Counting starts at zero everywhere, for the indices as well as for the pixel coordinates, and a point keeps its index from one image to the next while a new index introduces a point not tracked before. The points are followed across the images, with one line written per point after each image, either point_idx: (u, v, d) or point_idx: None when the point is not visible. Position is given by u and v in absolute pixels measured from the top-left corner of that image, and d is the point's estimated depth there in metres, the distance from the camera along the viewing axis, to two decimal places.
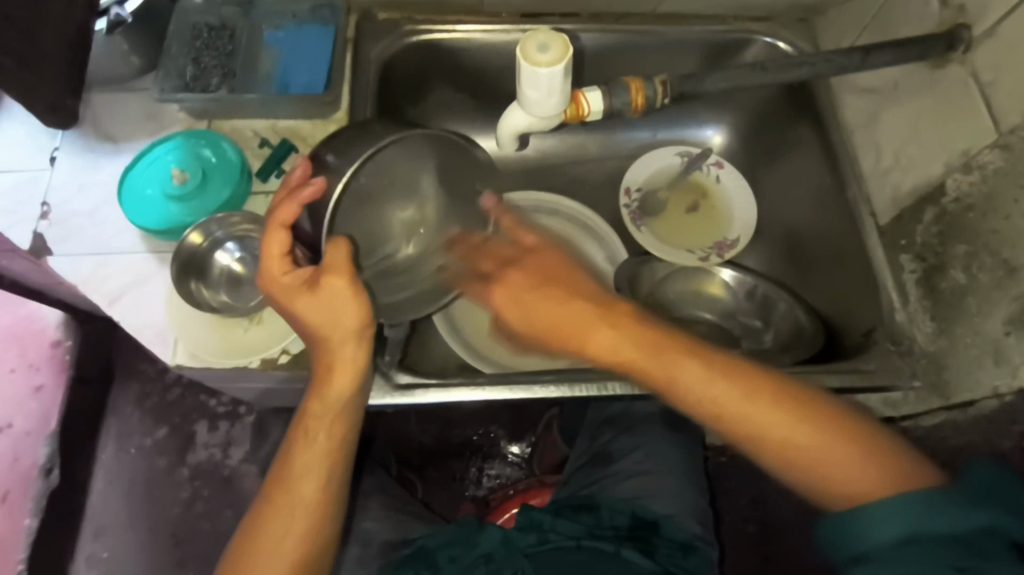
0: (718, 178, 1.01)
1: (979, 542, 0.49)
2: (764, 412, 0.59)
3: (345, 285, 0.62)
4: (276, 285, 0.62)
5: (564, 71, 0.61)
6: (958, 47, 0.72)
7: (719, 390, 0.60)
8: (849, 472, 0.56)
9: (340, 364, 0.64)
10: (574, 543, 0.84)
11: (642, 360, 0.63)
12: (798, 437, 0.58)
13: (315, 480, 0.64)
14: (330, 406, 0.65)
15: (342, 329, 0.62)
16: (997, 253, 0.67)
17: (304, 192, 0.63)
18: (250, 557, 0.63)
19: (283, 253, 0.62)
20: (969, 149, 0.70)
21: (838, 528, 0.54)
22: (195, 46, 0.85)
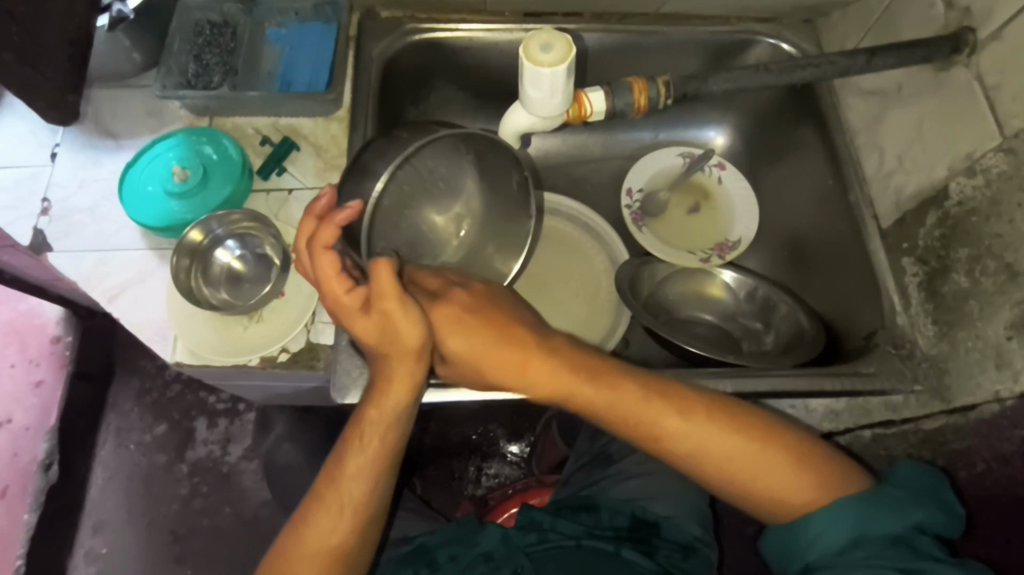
0: (720, 179, 1.01)
1: (911, 539, 0.58)
2: (709, 434, 0.64)
3: (402, 310, 0.60)
4: (336, 304, 0.61)
5: (567, 70, 0.61)
6: (963, 50, 0.71)
7: (676, 422, 0.64)
8: (792, 488, 0.62)
9: (398, 379, 0.64)
10: (574, 542, 0.84)
11: (581, 398, 0.66)
12: (744, 461, 0.63)
13: (363, 481, 0.65)
14: (385, 415, 0.65)
15: (401, 349, 0.62)
16: (1000, 257, 0.66)
17: (339, 215, 0.60)
18: (300, 557, 0.64)
19: (336, 276, 0.60)
20: (974, 153, 0.70)
21: (781, 542, 0.62)
22: (198, 43, 0.85)
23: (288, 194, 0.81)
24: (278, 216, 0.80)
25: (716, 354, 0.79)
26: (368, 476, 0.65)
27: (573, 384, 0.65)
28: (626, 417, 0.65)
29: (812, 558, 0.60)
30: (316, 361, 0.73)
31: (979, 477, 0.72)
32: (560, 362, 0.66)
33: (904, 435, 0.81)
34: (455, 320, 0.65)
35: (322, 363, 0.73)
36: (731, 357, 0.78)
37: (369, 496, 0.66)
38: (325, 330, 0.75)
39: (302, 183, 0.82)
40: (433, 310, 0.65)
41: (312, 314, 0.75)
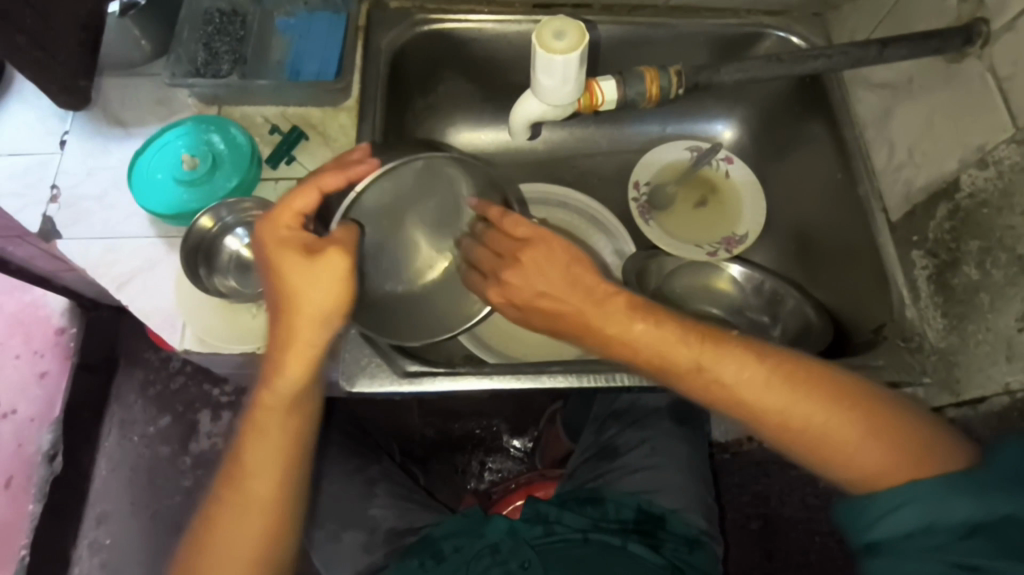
0: (727, 173, 1.01)
1: (1002, 528, 0.51)
2: (780, 395, 0.60)
3: (343, 268, 0.60)
4: (275, 236, 0.61)
5: (579, 58, 0.61)
6: (976, 41, 0.71)
7: (749, 376, 0.60)
8: (872, 458, 0.57)
9: (297, 346, 0.61)
10: (580, 535, 0.84)
11: (643, 343, 0.63)
12: (816, 423, 0.59)
13: (272, 476, 0.65)
14: (276, 398, 0.63)
15: (316, 304, 0.60)
16: (1012, 249, 0.66)
17: (354, 168, 0.66)
18: (206, 550, 0.65)
19: (300, 211, 0.62)
20: (986, 145, 0.69)
21: (851, 515, 0.57)
22: (207, 31, 0.84)
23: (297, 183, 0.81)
24: None
25: None
26: (278, 451, 0.65)
27: (646, 331, 0.63)
28: (692, 368, 0.62)
29: (876, 537, 0.55)
30: None
31: None
32: (640, 304, 0.65)
33: None
34: (539, 257, 0.66)
35: None
36: None
37: (279, 493, 0.65)
38: None
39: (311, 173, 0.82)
40: (524, 252, 0.66)
41: None
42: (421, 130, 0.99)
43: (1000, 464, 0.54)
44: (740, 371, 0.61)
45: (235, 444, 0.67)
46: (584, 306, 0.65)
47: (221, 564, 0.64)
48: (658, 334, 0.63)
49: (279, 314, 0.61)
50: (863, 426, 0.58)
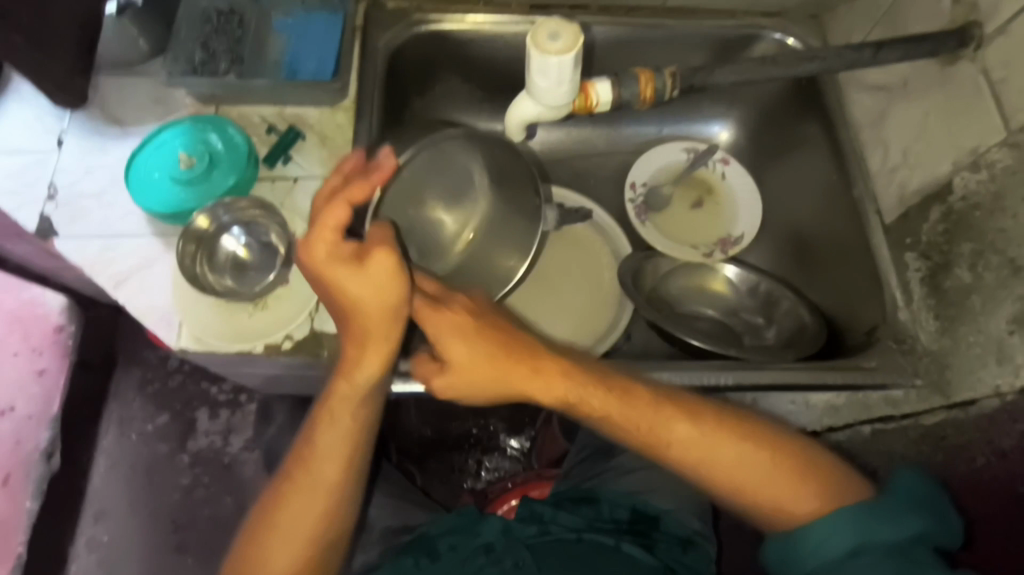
0: (723, 175, 1.01)
1: (911, 549, 0.57)
2: (716, 449, 0.65)
3: (398, 266, 0.62)
4: (324, 257, 0.61)
5: (574, 59, 0.61)
6: (970, 44, 0.71)
7: (684, 432, 0.66)
8: (790, 493, 0.63)
9: (370, 346, 0.65)
10: (575, 535, 0.84)
11: (594, 404, 0.67)
12: (729, 463, 0.65)
13: (334, 465, 0.67)
14: (354, 389, 0.66)
15: (380, 308, 0.62)
16: (1003, 252, 0.66)
17: (375, 175, 0.62)
18: (272, 537, 0.66)
19: (338, 227, 0.61)
20: (979, 147, 0.70)
21: (782, 553, 0.62)
22: (205, 31, 0.85)
23: (293, 182, 0.81)
24: (284, 205, 0.80)
25: (719, 348, 0.80)
26: (342, 443, 0.67)
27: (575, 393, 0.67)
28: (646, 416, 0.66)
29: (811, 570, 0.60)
30: (320, 348, 0.74)
31: (978, 471, 0.72)
32: (544, 365, 0.67)
33: (903, 431, 0.81)
34: (447, 322, 0.65)
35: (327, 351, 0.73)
36: (733, 351, 0.79)
37: (343, 480, 0.68)
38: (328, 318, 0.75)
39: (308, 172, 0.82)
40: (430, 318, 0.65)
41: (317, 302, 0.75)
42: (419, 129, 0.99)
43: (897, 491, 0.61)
44: (671, 426, 0.66)
45: (306, 425, 0.69)
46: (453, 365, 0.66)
47: (278, 551, 0.66)
48: (590, 393, 0.67)
49: (349, 322, 0.64)
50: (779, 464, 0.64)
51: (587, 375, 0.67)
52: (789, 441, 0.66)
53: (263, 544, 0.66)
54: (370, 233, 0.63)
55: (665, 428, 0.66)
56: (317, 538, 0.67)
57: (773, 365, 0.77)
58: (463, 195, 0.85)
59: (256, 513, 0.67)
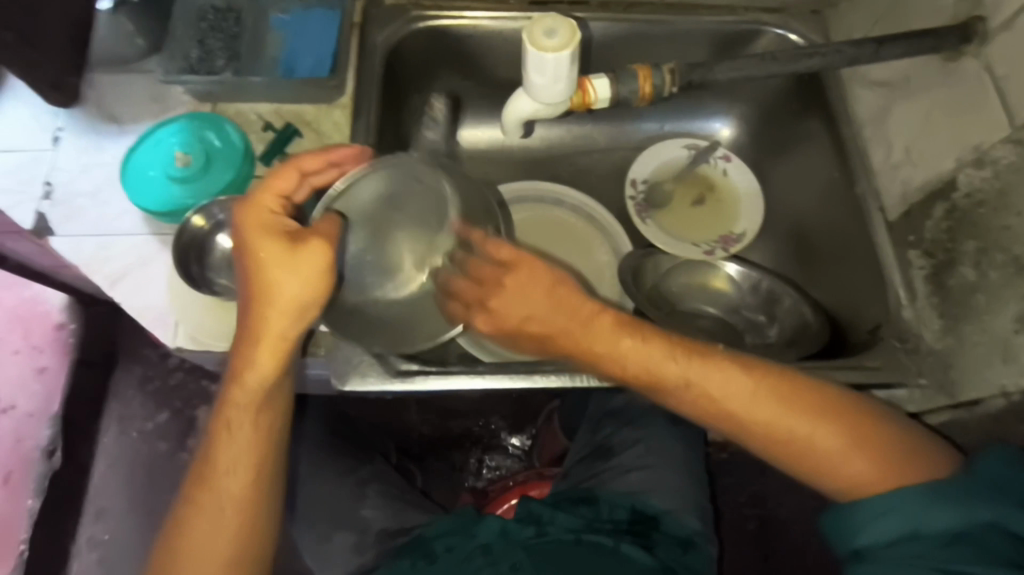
0: (725, 172, 1.00)
1: (969, 536, 0.58)
2: (761, 407, 0.64)
3: (323, 252, 0.61)
4: (256, 218, 0.62)
5: (570, 56, 0.60)
6: (974, 40, 0.70)
7: (734, 390, 0.65)
8: (854, 465, 0.63)
9: (267, 341, 0.62)
10: (574, 536, 0.83)
11: (631, 354, 0.67)
12: (791, 427, 0.64)
13: (238, 478, 0.66)
14: (252, 390, 0.64)
15: (293, 298, 0.61)
16: (1008, 249, 0.65)
17: (336, 151, 0.71)
18: (184, 555, 0.66)
19: (281, 193, 0.64)
20: (983, 145, 0.69)
21: (835, 522, 0.64)
22: (201, 28, 0.84)
23: None
24: None
25: None
26: (249, 449, 0.66)
27: (649, 353, 0.67)
28: (681, 383, 0.66)
29: (860, 544, 0.61)
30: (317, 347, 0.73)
31: None
32: (610, 324, 0.68)
33: None
34: (507, 295, 0.68)
35: None
36: None
37: (251, 491, 0.67)
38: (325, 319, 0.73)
39: None
40: (508, 276, 0.68)
41: None
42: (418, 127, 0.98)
43: (981, 473, 0.60)
44: (734, 395, 0.65)
45: (206, 437, 0.68)
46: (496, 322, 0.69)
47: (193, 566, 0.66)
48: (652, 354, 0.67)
49: (251, 308, 0.62)
50: (844, 430, 0.64)
51: (642, 338, 0.67)
52: (844, 400, 0.65)
53: (177, 557, 0.66)
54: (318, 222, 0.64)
55: (693, 385, 0.66)
56: (239, 556, 0.67)
57: (774, 365, 0.75)
58: (423, 227, 0.80)
59: (251, 514, 0.67)
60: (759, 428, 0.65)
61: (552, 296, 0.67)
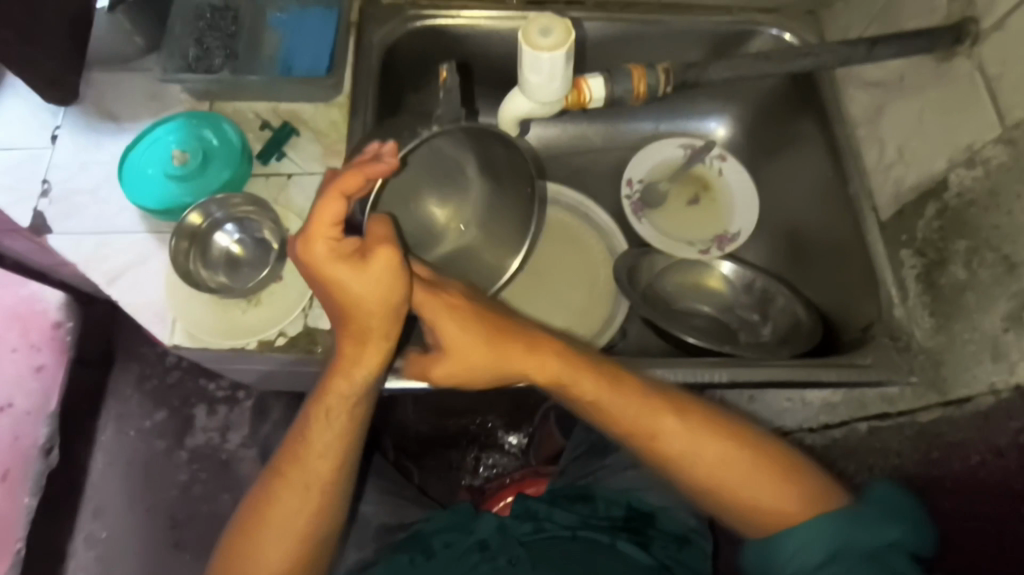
0: (720, 171, 1.01)
1: (889, 557, 0.59)
2: (710, 448, 0.66)
3: (393, 262, 0.60)
4: (322, 251, 0.59)
5: (566, 55, 0.60)
6: (965, 40, 0.71)
7: (678, 437, 0.67)
8: (776, 501, 0.64)
9: (365, 341, 0.65)
10: (570, 532, 0.85)
11: (583, 395, 0.67)
12: (722, 468, 0.66)
13: (327, 460, 0.68)
14: (352, 387, 0.67)
15: (383, 309, 0.62)
16: (998, 249, 0.65)
17: (375, 165, 0.58)
18: (265, 527, 0.67)
19: (334, 222, 0.58)
20: (974, 144, 0.69)
21: (761, 556, 0.64)
22: (199, 26, 0.85)
23: (286, 179, 0.81)
24: (277, 201, 0.80)
25: (712, 345, 0.80)
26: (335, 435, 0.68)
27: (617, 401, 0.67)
28: (636, 416, 0.67)
29: (790, 572, 0.61)
30: (314, 344, 0.73)
31: (973, 469, 0.70)
32: (559, 366, 0.67)
33: (900, 428, 0.79)
34: (447, 293, 0.66)
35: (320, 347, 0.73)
36: (728, 348, 0.79)
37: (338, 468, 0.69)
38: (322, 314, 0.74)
39: (302, 169, 0.82)
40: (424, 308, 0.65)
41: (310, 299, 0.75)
42: None
43: (872, 499, 0.63)
44: (674, 429, 0.67)
45: (300, 417, 0.69)
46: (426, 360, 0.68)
47: (272, 543, 0.67)
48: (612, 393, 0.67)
49: (347, 318, 0.64)
50: (770, 472, 0.65)
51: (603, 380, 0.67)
52: (773, 447, 0.67)
53: (256, 532, 0.67)
54: (371, 228, 0.62)
55: (655, 421, 0.67)
56: (309, 535, 0.68)
57: (766, 362, 0.76)
58: (452, 186, 0.82)
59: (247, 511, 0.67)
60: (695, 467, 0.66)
61: (491, 331, 0.66)
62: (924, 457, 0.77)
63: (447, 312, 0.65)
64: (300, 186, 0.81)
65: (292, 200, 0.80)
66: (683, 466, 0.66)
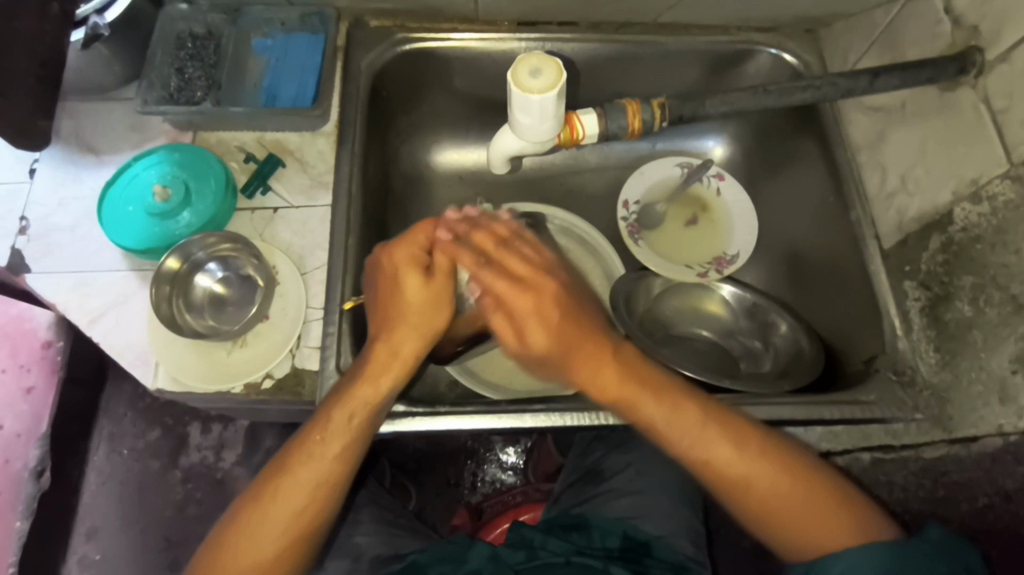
0: (718, 190, 0.99)
1: None
2: (765, 473, 0.64)
3: (446, 281, 0.70)
4: (407, 253, 0.69)
5: (556, 97, 0.58)
6: (970, 70, 0.69)
7: (733, 457, 0.64)
8: (829, 533, 0.62)
9: (398, 350, 0.69)
10: (563, 559, 0.83)
11: (645, 411, 0.66)
12: (784, 497, 0.63)
13: (336, 466, 0.66)
14: (378, 395, 0.68)
15: (426, 321, 0.70)
16: (1006, 288, 0.63)
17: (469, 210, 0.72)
18: (254, 526, 0.63)
19: (425, 239, 0.70)
20: (980, 178, 0.67)
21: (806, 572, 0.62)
22: (180, 56, 0.83)
23: (272, 213, 0.79)
24: (262, 236, 0.78)
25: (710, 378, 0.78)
26: (347, 444, 0.66)
27: (686, 430, 0.65)
28: (694, 433, 0.65)
29: None
30: (301, 387, 0.71)
31: (981, 512, 0.67)
32: (623, 376, 0.66)
33: (904, 462, 0.77)
34: (529, 295, 0.66)
35: (308, 390, 0.71)
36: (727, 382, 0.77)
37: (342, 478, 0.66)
38: (310, 355, 0.73)
39: (289, 202, 0.80)
40: (537, 288, 0.66)
41: (297, 339, 0.73)
42: (406, 150, 0.96)
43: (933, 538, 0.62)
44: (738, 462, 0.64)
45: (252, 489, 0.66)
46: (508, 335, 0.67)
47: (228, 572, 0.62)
48: (677, 419, 0.66)
49: (387, 329, 0.69)
50: (827, 504, 0.63)
51: (665, 400, 0.66)
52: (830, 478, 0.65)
53: (246, 528, 0.63)
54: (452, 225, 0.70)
55: (698, 439, 0.65)
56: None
57: (766, 401, 0.74)
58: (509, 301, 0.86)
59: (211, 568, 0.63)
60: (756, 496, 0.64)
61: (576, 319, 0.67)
62: (929, 494, 0.74)
63: (527, 270, 0.68)
64: (286, 221, 0.78)
65: (277, 235, 0.78)
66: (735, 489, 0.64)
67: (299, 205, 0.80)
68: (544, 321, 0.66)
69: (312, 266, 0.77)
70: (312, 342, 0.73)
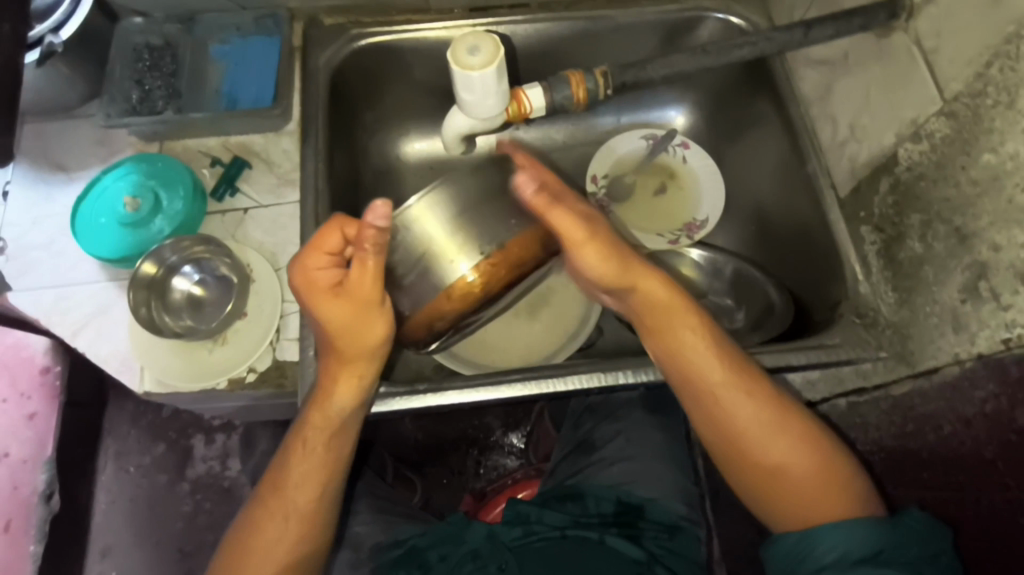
0: (684, 159, 1.00)
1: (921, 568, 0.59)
2: (773, 440, 0.65)
3: (361, 309, 0.65)
4: (309, 276, 0.65)
5: (495, 72, 0.64)
6: (901, 15, 0.70)
7: (747, 423, 0.66)
8: (826, 500, 0.64)
9: (344, 379, 0.69)
10: (560, 532, 0.84)
11: (694, 360, 0.68)
12: (796, 468, 0.65)
13: (309, 492, 0.69)
14: (328, 417, 0.69)
15: (356, 344, 0.67)
16: (949, 221, 0.65)
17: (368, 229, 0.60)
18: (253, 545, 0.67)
19: (331, 250, 0.65)
20: (918, 118, 0.69)
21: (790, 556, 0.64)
22: (138, 68, 0.85)
23: (243, 214, 0.81)
24: (235, 236, 0.80)
25: None
26: (317, 474, 0.69)
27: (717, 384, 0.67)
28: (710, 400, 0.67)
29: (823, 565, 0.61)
30: (283, 378, 0.74)
31: (947, 440, 0.67)
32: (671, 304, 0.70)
33: (876, 402, 0.77)
34: (571, 227, 0.65)
35: (290, 380, 0.73)
36: None
37: (317, 506, 0.69)
38: (290, 346, 0.75)
39: (259, 203, 0.82)
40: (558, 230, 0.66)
41: (277, 332, 0.75)
42: (374, 145, 0.98)
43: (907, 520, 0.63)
44: (719, 371, 0.67)
45: (239, 523, 0.70)
46: (568, 231, 0.65)
47: None
48: (724, 381, 0.67)
49: (327, 351, 0.69)
50: (832, 479, 0.65)
51: (706, 341, 0.69)
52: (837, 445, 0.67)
53: (252, 532, 0.67)
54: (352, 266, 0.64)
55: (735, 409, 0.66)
56: None
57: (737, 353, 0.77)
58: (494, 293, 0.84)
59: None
60: (767, 458, 0.65)
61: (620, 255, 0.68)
62: (900, 430, 0.74)
63: (584, 232, 0.66)
64: (257, 221, 0.81)
65: (249, 234, 0.80)
66: (714, 418, 0.67)
67: (267, 204, 0.82)
68: (602, 251, 0.66)
69: (285, 261, 0.79)
70: (291, 334, 0.75)
